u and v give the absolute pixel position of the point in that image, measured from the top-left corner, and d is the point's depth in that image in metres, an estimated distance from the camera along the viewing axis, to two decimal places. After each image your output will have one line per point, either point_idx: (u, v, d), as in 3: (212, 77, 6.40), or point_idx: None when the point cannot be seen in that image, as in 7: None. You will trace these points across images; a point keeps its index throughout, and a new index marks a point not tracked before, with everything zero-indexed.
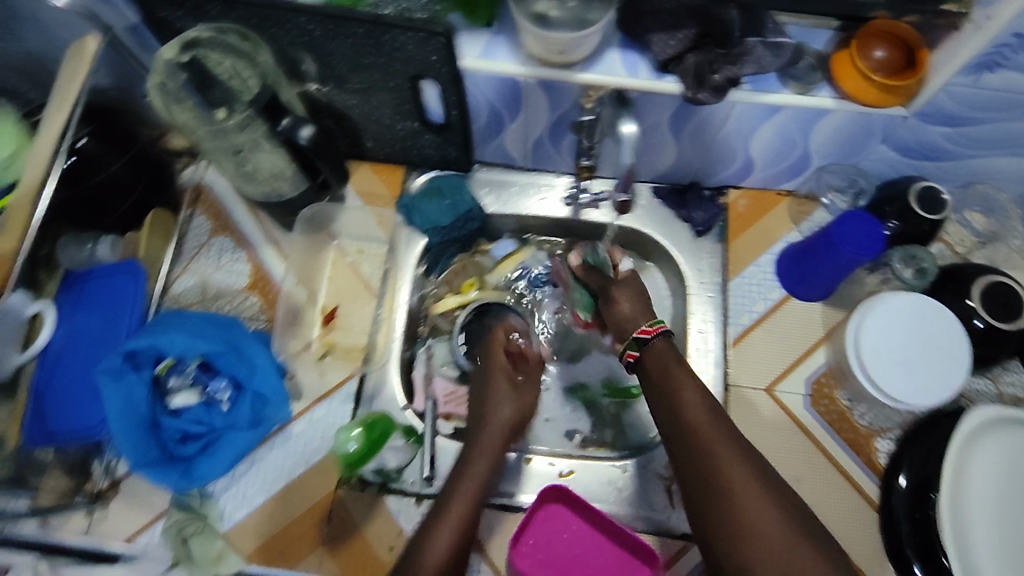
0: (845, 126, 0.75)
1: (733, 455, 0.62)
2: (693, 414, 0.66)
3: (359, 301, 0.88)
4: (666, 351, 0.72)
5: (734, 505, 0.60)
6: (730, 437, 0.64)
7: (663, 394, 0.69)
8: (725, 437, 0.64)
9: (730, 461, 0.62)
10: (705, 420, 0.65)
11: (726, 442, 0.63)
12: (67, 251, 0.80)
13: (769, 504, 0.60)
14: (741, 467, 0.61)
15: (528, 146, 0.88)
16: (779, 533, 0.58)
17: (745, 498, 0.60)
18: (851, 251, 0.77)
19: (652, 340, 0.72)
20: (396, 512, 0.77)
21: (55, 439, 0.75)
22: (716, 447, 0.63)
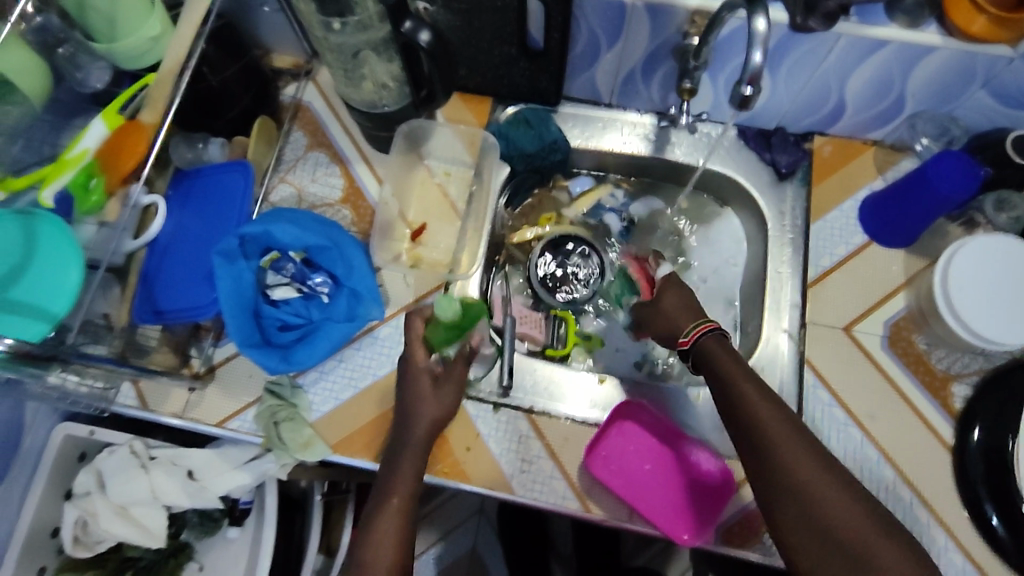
0: (947, 65, 0.76)
1: (789, 437, 0.62)
2: (744, 394, 0.65)
3: (445, 220, 0.92)
4: (713, 351, 0.70)
5: (799, 483, 0.59)
6: (784, 417, 0.63)
7: (715, 376, 0.68)
8: (780, 419, 0.63)
9: (789, 442, 0.61)
10: (758, 400, 0.64)
11: (779, 423, 0.63)
12: (178, 149, 0.85)
13: (833, 481, 0.59)
14: (803, 449, 0.61)
15: (617, 81, 0.90)
16: (848, 508, 0.58)
17: (810, 476, 0.59)
18: (944, 189, 0.76)
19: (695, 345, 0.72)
20: (474, 417, 0.80)
21: (162, 318, 0.79)
22: (772, 428, 0.62)
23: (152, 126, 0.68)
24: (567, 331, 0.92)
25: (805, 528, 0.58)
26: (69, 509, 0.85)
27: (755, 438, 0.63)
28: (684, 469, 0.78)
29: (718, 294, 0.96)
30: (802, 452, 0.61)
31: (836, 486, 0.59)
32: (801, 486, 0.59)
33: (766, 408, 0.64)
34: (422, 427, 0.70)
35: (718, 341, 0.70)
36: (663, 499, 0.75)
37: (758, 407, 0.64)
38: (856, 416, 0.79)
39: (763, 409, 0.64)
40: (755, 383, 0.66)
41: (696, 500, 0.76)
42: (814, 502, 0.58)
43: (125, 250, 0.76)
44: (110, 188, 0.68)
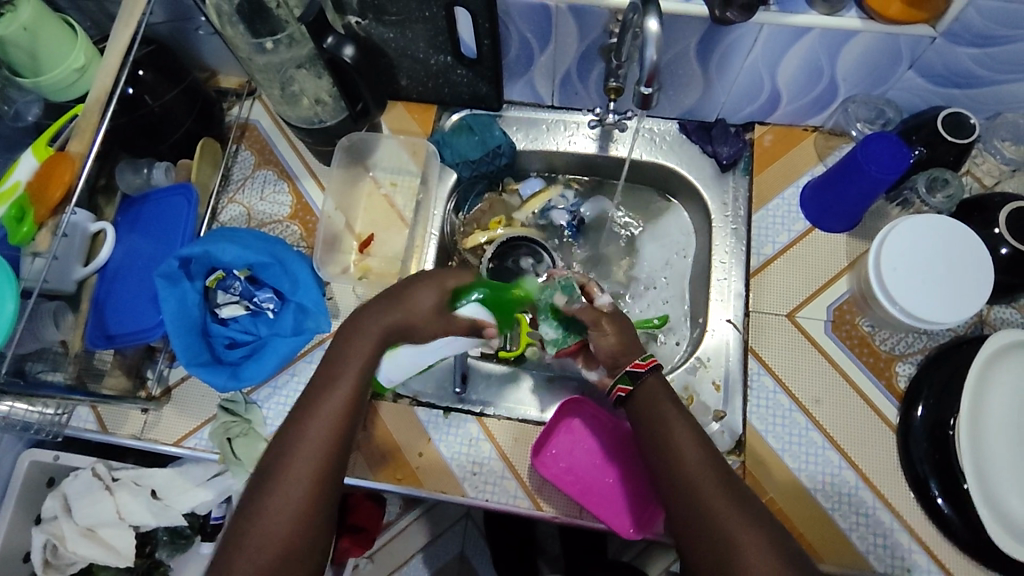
0: (871, 48, 0.76)
1: (699, 456, 0.61)
2: (664, 413, 0.65)
3: (393, 229, 0.93)
4: (659, 387, 0.68)
5: (703, 497, 0.58)
6: (697, 436, 0.63)
7: (639, 399, 0.67)
8: (695, 439, 0.62)
9: (696, 460, 0.61)
10: (675, 420, 0.64)
11: (690, 439, 0.62)
12: (124, 176, 0.87)
13: (734, 503, 0.58)
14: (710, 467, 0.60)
15: (556, 82, 0.91)
16: (746, 529, 0.56)
17: (713, 494, 0.58)
18: (875, 171, 0.77)
19: (646, 375, 0.68)
20: (425, 422, 0.81)
21: (114, 341, 0.81)
22: (683, 446, 0.62)
23: (79, 157, 0.70)
24: (518, 330, 0.84)
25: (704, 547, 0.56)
26: (37, 533, 0.86)
27: (666, 455, 0.62)
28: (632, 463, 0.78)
29: (672, 288, 0.96)
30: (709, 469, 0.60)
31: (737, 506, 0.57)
32: (705, 502, 0.58)
33: (683, 426, 0.63)
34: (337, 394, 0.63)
35: (661, 382, 0.68)
36: (606, 492, 0.77)
37: (674, 426, 0.63)
38: (801, 401, 0.79)
39: (679, 427, 0.63)
40: (673, 405, 0.66)
41: (636, 495, 0.77)
42: (713, 518, 0.57)
43: (75, 278, 0.79)
44: (41, 220, 0.70)
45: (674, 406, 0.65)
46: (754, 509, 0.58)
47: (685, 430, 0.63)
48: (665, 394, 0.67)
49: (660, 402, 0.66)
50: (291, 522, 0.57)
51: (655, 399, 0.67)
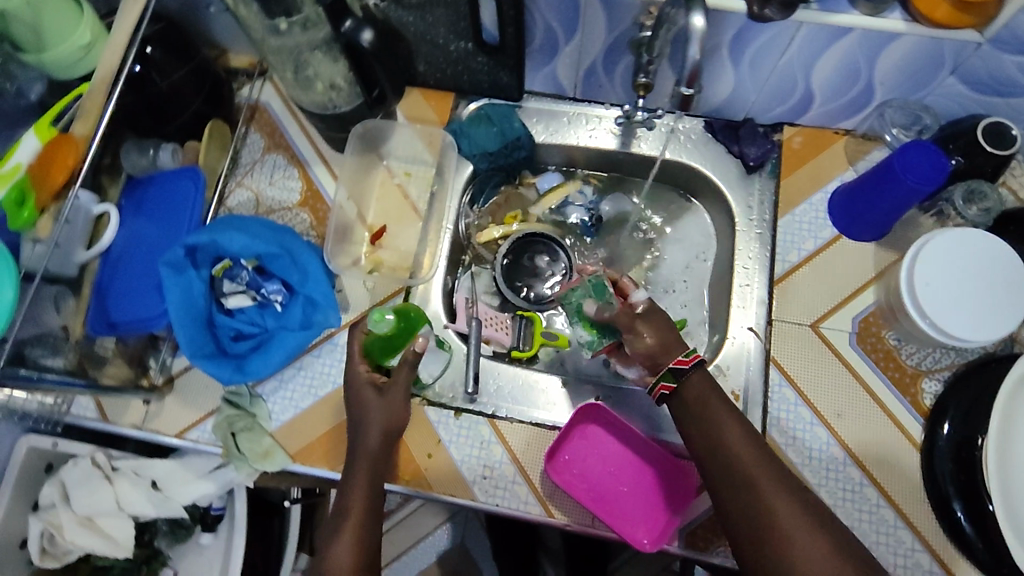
0: (913, 51, 0.73)
1: (754, 456, 0.63)
2: (715, 409, 0.66)
3: (406, 221, 0.90)
4: (704, 385, 0.68)
5: (760, 496, 0.61)
6: (747, 431, 0.65)
7: (686, 398, 0.68)
8: (745, 435, 0.65)
9: (751, 458, 0.63)
10: (724, 416, 0.66)
11: (742, 437, 0.64)
12: (130, 156, 0.83)
13: (788, 495, 0.61)
14: (764, 465, 0.63)
15: (580, 74, 0.87)
16: (803, 519, 0.59)
17: (771, 492, 0.61)
18: (912, 181, 0.73)
19: (690, 372, 0.69)
20: (435, 423, 0.79)
21: (116, 329, 0.79)
22: (737, 445, 0.64)
23: (84, 139, 0.72)
24: (533, 331, 0.88)
25: (767, 546, 0.59)
26: (34, 521, 0.84)
27: (718, 453, 0.64)
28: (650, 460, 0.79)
29: (691, 291, 0.94)
30: (764, 467, 0.62)
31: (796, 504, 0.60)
32: (765, 502, 0.60)
33: (733, 423, 0.65)
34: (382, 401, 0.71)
35: (706, 377, 0.69)
36: (625, 498, 0.77)
37: (726, 424, 0.65)
38: (822, 414, 0.77)
39: (730, 425, 0.65)
40: (722, 401, 0.67)
41: (665, 488, 0.77)
42: (774, 519, 0.59)
43: (78, 261, 0.76)
44: (42, 204, 0.70)
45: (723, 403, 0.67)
46: (811, 505, 0.61)
47: (736, 427, 0.65)
48: (711, 389, 0.68)
49: (708, 398, 0.67)
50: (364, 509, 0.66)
51: (702, 396, 0.67)
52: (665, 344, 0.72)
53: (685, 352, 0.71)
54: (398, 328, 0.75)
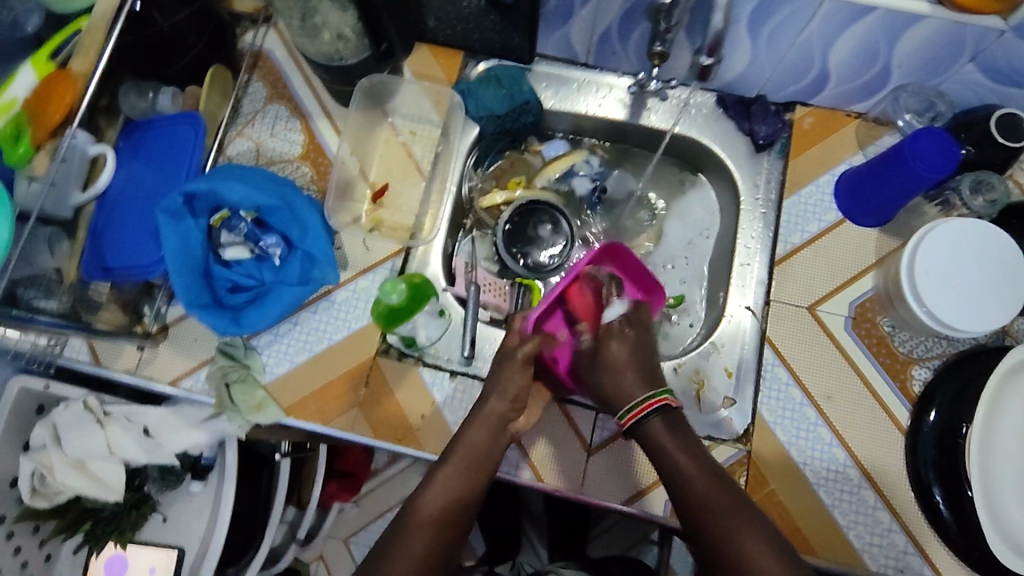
0: (934, 36, 0.71)
1: (713, 486, 0.63)
2: (665, 444, 0.65)
3: (408, 181, 0.89)
4: (662, 431, 0.66)
5: (716, 529, 0.61)
6: (699, 458, 0.65)
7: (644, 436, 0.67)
8: (701, 468, 0.64)
9: (708, 487, 0.63)
10: (677, 449, 0.65)
11: (696, 466, 0.64)
12: (128, 98, 0.81)
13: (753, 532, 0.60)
14: (724, 495, 0.62)
15: (593, 40, 0.85)
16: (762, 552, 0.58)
17: (736, 525, 0.60)
18: (920, 168, 0.73)
19: (646, 421, 0.66)
20: (430, 384, 0.80)
21: (111, 274, 0.77)
22: (694, 478, 0.63)
23: (81, 76, 0.71)
24: (530, 300, 0.88)
25: None
26: (25, 461, 0.83)
27: (677, 486, 0.64)
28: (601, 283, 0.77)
29: (693, 269, 0.93)
30: (723, 497, 0.62)
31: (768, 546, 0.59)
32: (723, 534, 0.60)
33: (685, 456, 0.64)
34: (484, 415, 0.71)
35: (666, 420, 0.66)
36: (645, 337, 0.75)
37: (677, 458, 0.64)
38: (813, 396, 0.78)
39: (683, 459, 0.64)
40: (670, 429, 0.66)
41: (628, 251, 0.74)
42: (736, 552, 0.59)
43: (74, 203, 0.75)
44: (38, 142, 0.70)
45: (662, 422, 0.66)
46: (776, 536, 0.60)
47: (690, 461, 0.64)
48: (669, 430, 0.66)
49: (657, 434, 0.66)
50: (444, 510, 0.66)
51: (656, 435, 0.66)
52: (639, 368, 0.70)
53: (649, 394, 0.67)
54: (409, 299, 0.76)
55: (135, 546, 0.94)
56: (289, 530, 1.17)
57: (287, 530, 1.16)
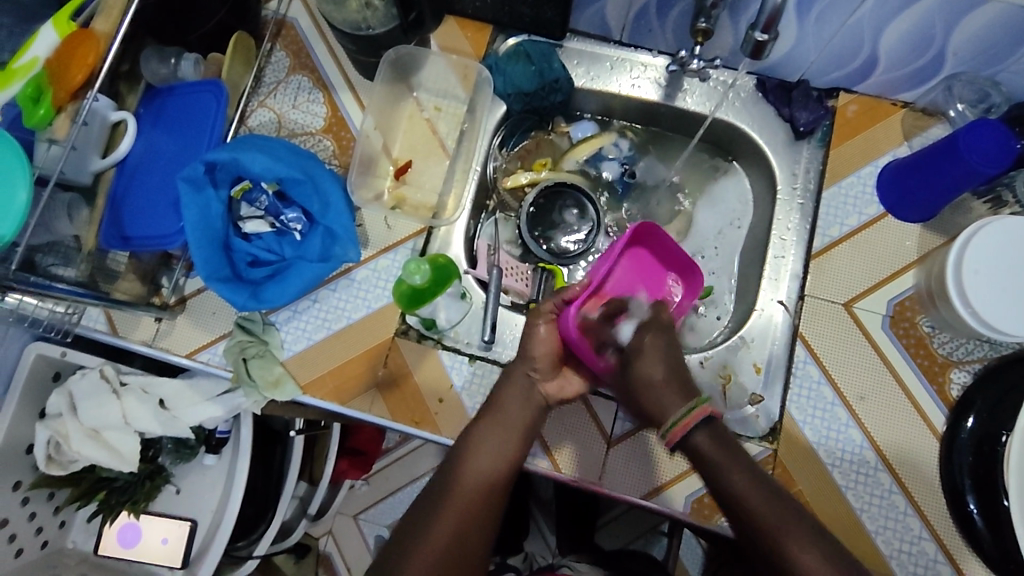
0: (997, 20, 0.67)
1: (768, 503, 0.60)
2: (714, 461, 0.63)
3: (432, 159, 0.86)
4: (706, 445, 0.64)
5: (778, 552, 0.58)
6: (752, 472, 0.62)
7: (693, 447, 0.64)
8: (753, 483, 0.61)
9: (761, 502, 0.60)
10: (730, 465, 0.62)
11: (748, 483, 0.61)
12: (149, 64, 0.79)
13: (814, 552, 0.57)
14: (781, 512, 0.59)
15: (629, 16, 0.82)
16: None
17: (797, 548, 0.57)
18: (974, 161, 0.69)
19: (689, 438, 0.64)
20: (448, 367, 0.78)
21: (129, 244, 0.75)
22: (746, 493, 0.61)
23: (105, 37, 0.68)
24: (553, 285, 0.86)
25: None
26: (41, 428, 0.84)
27: (731, 504, 0.62)
28: (631, 261, 0.81)
29: (722, 259, 0.90)
30: (780, 516, 0.59)
31: (833, 569, 0.56)
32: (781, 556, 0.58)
33: (738, 472, 0.62)
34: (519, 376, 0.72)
35: (712, 434, 0.64)
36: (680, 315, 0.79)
37: (730, 475, 0.62)
38: (845, 396, 0.76)
39: (734, 475, 0.62)
40: (717, 443, 0.64)
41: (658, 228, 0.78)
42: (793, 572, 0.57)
43: (93, 169, 0.73)
44: (59, 103, 0.66)
45: (709, 437, 0.64)
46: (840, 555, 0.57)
47: (742, 476, 0.62)
48: (718, 444, 0.64)
49: (704, 449, 0.64)
50: (482, 478, 0.66)
51: (707, 452, 0.63)
52: (673, 378, 0.70)
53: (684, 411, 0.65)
54: (431, 281, 0.74)
55: (148, 517, 0.94)
56: (300, 505, 1.17)
57: (298, 506, 1.16)
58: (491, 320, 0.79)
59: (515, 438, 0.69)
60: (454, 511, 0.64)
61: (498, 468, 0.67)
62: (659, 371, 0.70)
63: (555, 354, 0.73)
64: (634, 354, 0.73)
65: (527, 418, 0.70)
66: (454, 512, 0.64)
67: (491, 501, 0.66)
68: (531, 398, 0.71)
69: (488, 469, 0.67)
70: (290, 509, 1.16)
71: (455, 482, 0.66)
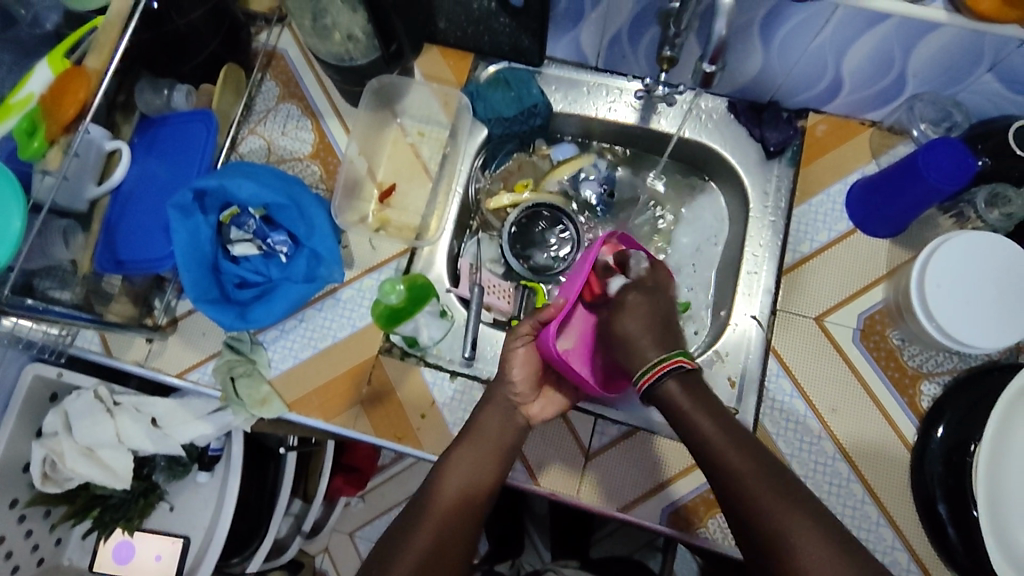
0: (952, 44, 0.70)
1: (731, 448, 0.62)
2: (682, 406, 0.65)
3: (415, 181, 0.89)
4: (677, 393, 0.66)
5: (757, 506, 0.59)
6: (719, 418, 0.64)
7: (669, 385, 0.66)
8: (721, 429, 0.63)
9: (730, 449, 0.62)
10: (696, 410, 0.64)
11: (717, 430, 0.63)
12: (143, 95, 0.83)
13: (802, 510, 0.58)
14: (761, 469, 0.61)
15: (603, 43, 0.85)
16: (809, 537, 0.57)
17: (779, 503, 0.59)
18: (935, 180, 0.71)
19: (662, 383, 0.66)
20: (431, 384, 0.80)
21: (122, 267, 0.78)
22: (714, 439, 0.63)
23: (95, 73, 0.71)
24: (534, 302, 0.89)
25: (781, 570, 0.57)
26: (36, 447, 0.86)
27: (703, 452, 0.64)
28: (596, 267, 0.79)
29: (699, 275, 0.93)
30: (752, 465, 0.61)
31: (818, 528, 0.57)
32: (761, 505, 0.59)
33: (704, 416, 0.64)
34: (499, 391, 0.74)
35: (684, 384, 0.66)
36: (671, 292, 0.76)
37: (698, 420, 0.64)
38: (817, 408, 0.78)
39: (702, 422, 0.64)
40: (688, 391, 0.66)
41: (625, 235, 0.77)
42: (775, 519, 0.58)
43: (88, 197, 0.77)
44: (51, 137, 0.69)
45: (679, 382, 0.66)
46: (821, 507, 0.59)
47: (710, 423, 0.63)
48: (685, 394, 0.65)
49: (673, 394, 0.66)
50: (459, 492, 0.69)
51: (677, 398, 0.65)
52: (657, 337, 0.69)
53: (660, 357, 0.66)
54: (409, 299, 0.78)
55: (142, 534, 0.96)
56: (295, 522, 1.18)
57: (292, 522, 1.18)
58: (470, 340, 0.81)
59: (493, 460, 0.71)
60: (432, 526, 0.67)
61: (474, 483, 0.70)
62: (635, 323, 0.70)
63: (535, 378, 0.75)
64: (618, 306, 0.72)
65: (504, 435, 0.72)
66: (435, 520, 0.67)
67: (469, 508, 0.69)
68: (512, 419, 0.73)
69: (464, 487, 0.69)
70: (284, 526, 1.18)
71: (436, 494, 0.69)
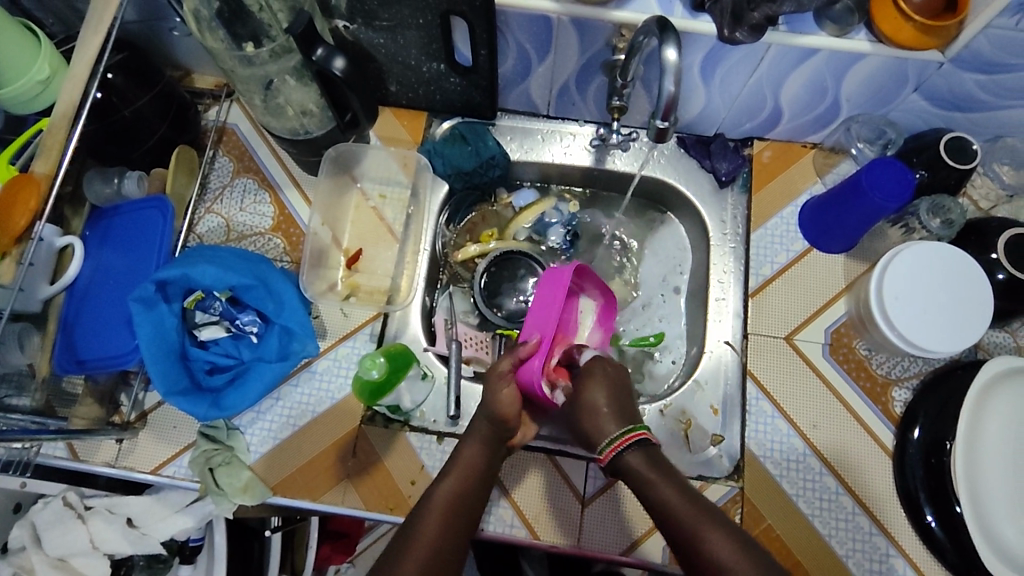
0: (878, 71, 0.74)
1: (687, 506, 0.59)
2: (647, 477, 0.61)
3: (382, 244, 0.89)
4: (639, 464, 0.62)
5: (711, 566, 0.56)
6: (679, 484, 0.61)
7: (633, 461, 0.62)
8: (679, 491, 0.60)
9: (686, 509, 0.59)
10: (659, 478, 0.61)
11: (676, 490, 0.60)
12: (93, 184, 0.81)
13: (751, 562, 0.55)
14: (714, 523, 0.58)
15: (552, 93, 0.87)
16: None
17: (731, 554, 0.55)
18: (879, 198, 0.75)
19: (624, 457, 0.63)
20: (418, 448, 0.79)
21: (85, 366, 0.76)
22: (672, 499, 0.60)
23: (44, 178, 0.68)
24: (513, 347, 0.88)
25: None
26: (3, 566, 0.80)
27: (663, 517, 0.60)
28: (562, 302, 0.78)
29: (671, 305, 0.94)
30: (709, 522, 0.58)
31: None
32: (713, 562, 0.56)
33: (672, 485, 0.60)
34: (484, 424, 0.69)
35: (646, 456, 0.63)
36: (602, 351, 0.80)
37: (659, 484, 0.60)
38: (798, 425, 0.80)
39: (670, 495, 0.60)
40: (653, 463, 0.62)
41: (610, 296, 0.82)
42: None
43: (41, 297, 0.74)
44: (3, 249, 0.67)
45: (643, 457, 0.62)
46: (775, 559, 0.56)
47: (671, 484, 0.60)
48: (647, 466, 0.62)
49: (639, 467, 0.62)
50: (450, 505, 0.63)
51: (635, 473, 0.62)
52: (619, 406, 0.66)
53: (625, 428, 0.64)
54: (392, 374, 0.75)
55: None
56: None
57: None
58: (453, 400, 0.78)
59: (482, 481, 0.66)
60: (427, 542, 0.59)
61: (467, 494, 0.64)
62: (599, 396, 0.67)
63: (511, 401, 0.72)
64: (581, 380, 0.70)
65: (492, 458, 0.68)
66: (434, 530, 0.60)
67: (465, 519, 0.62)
68: (496, 444, 0.68)
69: (456, 498, 0.63)
70: None
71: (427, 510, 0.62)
